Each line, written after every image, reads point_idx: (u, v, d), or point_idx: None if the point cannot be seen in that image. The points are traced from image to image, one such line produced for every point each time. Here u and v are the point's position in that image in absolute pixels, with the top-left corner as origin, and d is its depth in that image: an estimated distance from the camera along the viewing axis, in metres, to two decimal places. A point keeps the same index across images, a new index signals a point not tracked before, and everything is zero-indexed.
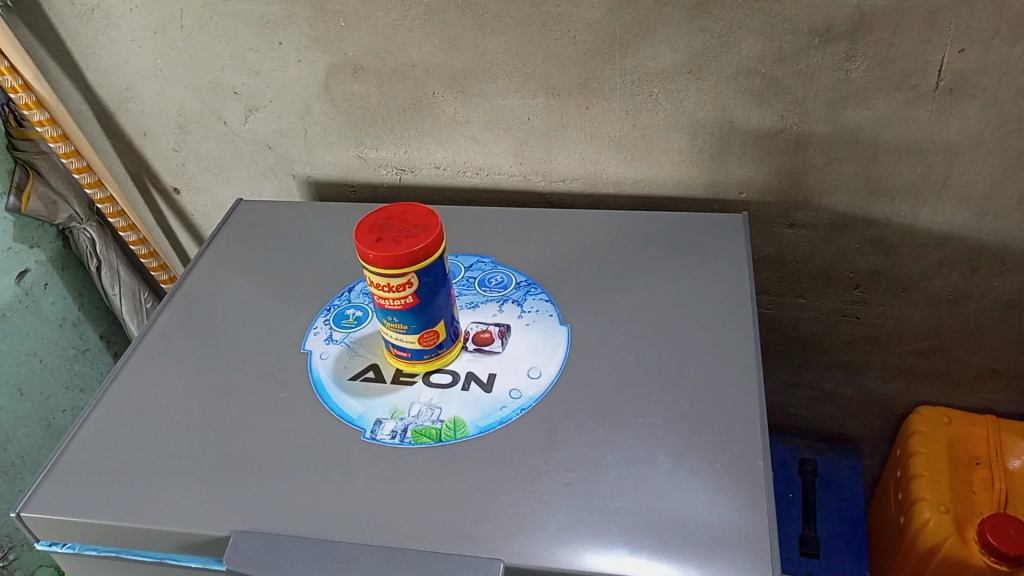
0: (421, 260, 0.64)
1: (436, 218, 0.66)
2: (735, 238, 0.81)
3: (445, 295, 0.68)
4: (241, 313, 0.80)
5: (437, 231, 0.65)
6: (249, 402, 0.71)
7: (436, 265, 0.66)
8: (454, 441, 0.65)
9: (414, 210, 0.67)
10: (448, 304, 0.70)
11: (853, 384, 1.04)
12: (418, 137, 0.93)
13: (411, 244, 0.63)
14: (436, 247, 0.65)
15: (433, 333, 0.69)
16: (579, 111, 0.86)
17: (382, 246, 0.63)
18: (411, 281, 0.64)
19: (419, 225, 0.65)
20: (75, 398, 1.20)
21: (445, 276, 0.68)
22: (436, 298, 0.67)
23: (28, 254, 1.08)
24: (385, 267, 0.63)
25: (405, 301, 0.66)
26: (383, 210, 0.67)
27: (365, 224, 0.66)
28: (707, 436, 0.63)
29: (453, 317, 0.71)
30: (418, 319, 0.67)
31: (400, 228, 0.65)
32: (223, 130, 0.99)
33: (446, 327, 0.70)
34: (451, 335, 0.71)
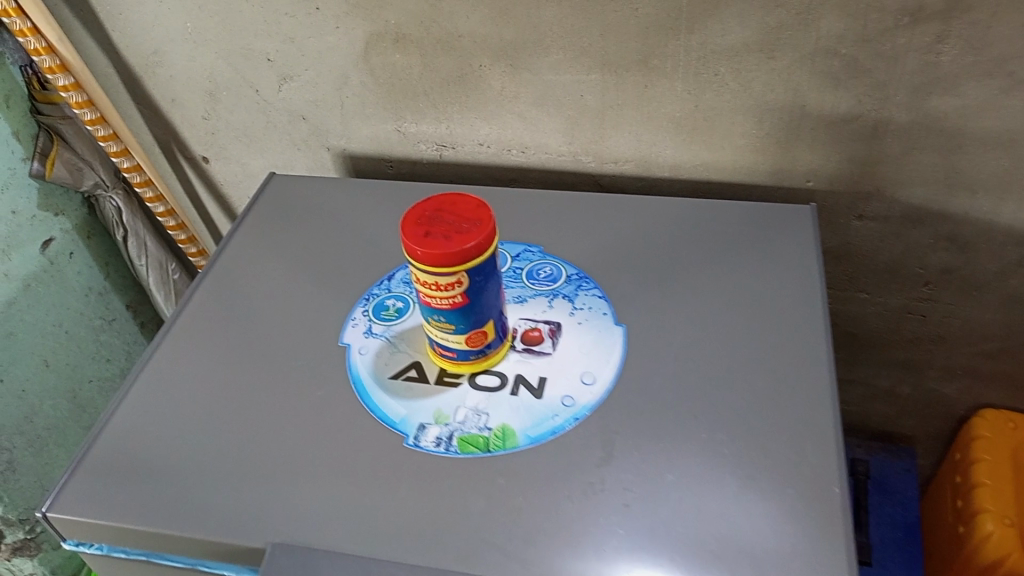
0: (472, 258, 0.59)
1: (489, 211, 0.61)
2: (804, 232, 0.75)
3: (496, 292, 0.64)
4: (275, 300, 0.76)
5: (490, 227, 0.60)
6: (285, 399, 0.67)
7: (488, 263, 0.61)
8: (503, 452, 0.61)
9: (464, 201, 0.62)
10: (499, 302, 0.65)
11: (911, 383, 0.99)
12: (461, 112, 0.88)
13: (462, 240, 0.58)
14: (489, 244, 0.60)
15: (482, 334, 0.65)
16: (637, 89, 0.80)
17: (430, 241, 0.58)
18: (461, 281, 0.60)
19: (469, 218, 0.60)
20: (101, 369, 1.17)
21: (496, 272, 0.63)
22: (486, 297, 0.63)
23: (52, 222, 1.05)
24: (433, 265, 0.58)
25: (454, 301, 0.61)
26: (431, 201, 0.62)
27: (412, 216, 0.61)
28: (776, 456, 0.59)
29: (503, 315, 0.66)
30: (466, 319, 0.63)
31: (449, 221, 0.60)
32: (254, 98, 0.93)
33: (496, 326, 0.65)
34: (500, 334, 0.67)
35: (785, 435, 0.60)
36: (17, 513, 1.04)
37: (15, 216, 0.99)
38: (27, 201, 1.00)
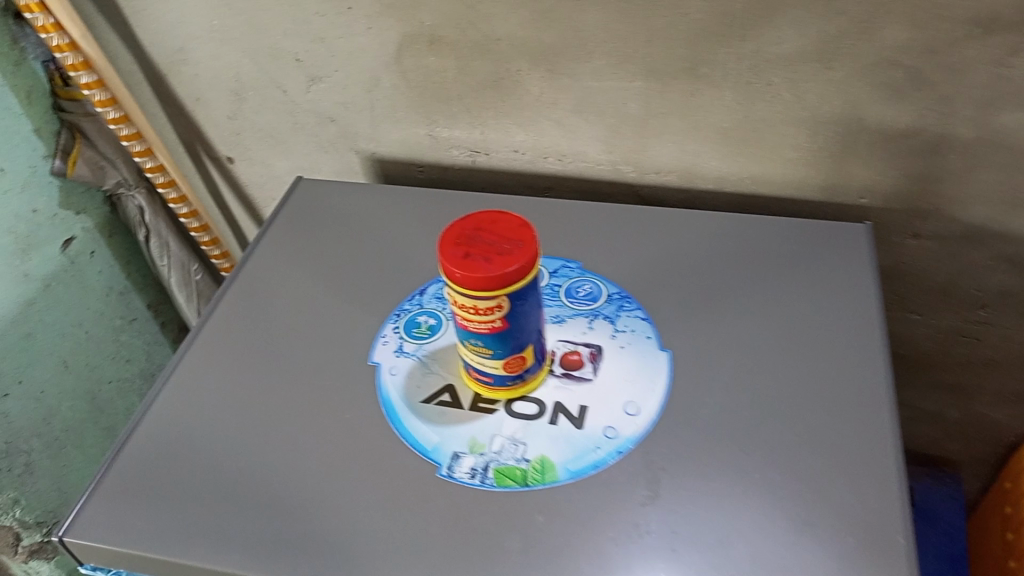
0: (514, 282, 0.55)
1: (532, 231, 0.57)
2: (860, 254, 0.71)
3: (536, 315, 0.60)
4: (302, 315, 0.73)
5: (533, 248, 0.56)
6: (313, 421, 0.64)
7: (529, 286, 0.57)
8: (542, 487, 0.58)
9: (505, 218, 0.58)
10: (539, 325, 0.61)
11: (959, 407, 0.95)
12: (497, 117, 0.84)
13: (503, 264, 0.55)
14: (532, 267, 0.56)
15: (520, 359, 0.61)
16: (683, 98, 0.76)
17: (469, 263, 0.55)
18: (501, 305, 0.56)
19: (511, 238, 0.57)
20: (121, 370, 1.15)
21: (537, 295, 0.59)
22: (526, 322, 0.59)
23: (74, 221, 1.02)
24: (472, 289, 0.55)
25: (493, 325, 0.58)
26: (471, 218, 0.59)
27: (450, 234, 0.57)
28: (835, 501, 0.55)
29: (542, 338, 0.63)
30: (505, 344, 0.60)
31: (489, 242, 0.57)
32: (282, 99, 0.90)
33: (535, 351, 0.62)
34: (539, 358, 0.63)
35: (844, 476, 0.56)
36: (35, 515, 1.02)
37: (35, 215, 0.96)
38: (48, 200, 0.97)
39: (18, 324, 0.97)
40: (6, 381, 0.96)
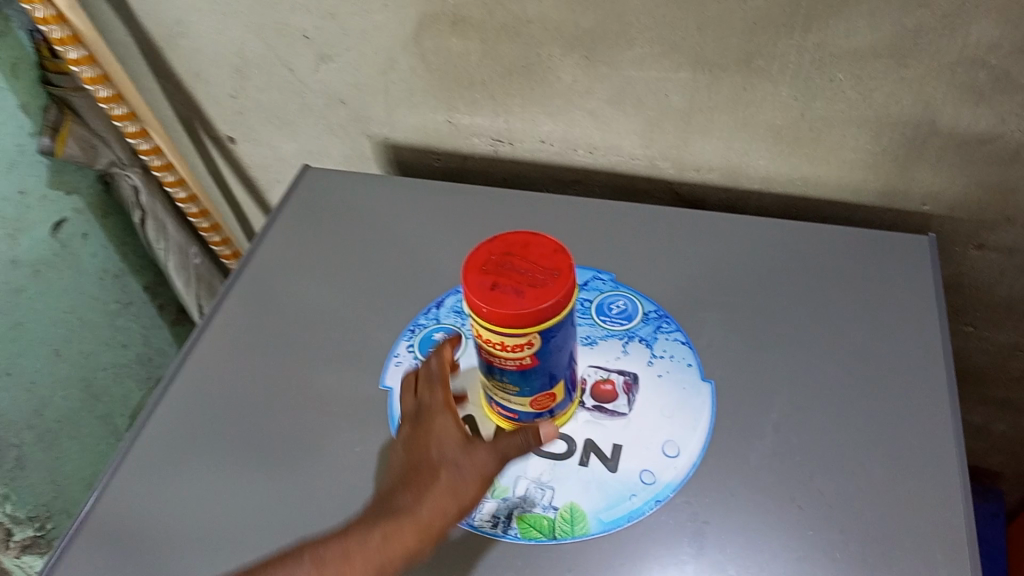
0: (548, 317, 0.49)
1: (568, 258, 0.50)
2: (922, 276, 0.65)
3: (568, 351, 0.54)
4: (308, 330, 0.68)
5: (570, 279, 0.49)
6: (325, 457, 0.59)
7: (562, 323, 0.51)
8: (572, 540, 0.53)
9: (538, 242, 0.51)
10: (570, 361, 0.55)
11: (1008, 422, 0.89)
12: (523, 105, 0.76)
13: (537, 298, 0.48)
14: (567, 300, 0.49)
15: (549, 396, 0.56)
16: (734, 92, 0.68)
17: (498, 296, 0.48)
18: (532, 341, 0.50)
19: (546, 267, 0.50)
20: (118, 355, 1.09)
21: (571, 330, 0.53)
22: (556, 359, 0.53)
23: (65, 201, 0.95)
24: (500, 326, 0.48)
25: (522, 361, 0.52)
26: (500, 240, 0.52)
27: (475, 260, 0.50)
28: (899, 567, 0.50)
29: (574, 373, 0.57)
30: (531, 382, 0.54)
31: (520, 270, 0.50)
32: (288, 78, 0.83)
33: (564, 388, 0.56)
34: (569, 395, 0.58)
35: (910, 541, 0.51)
36: (27, 510, 0.97)
37: (23, 197, 0.89)
38: (36, 180, 0.91)
39: (6, 313, 0.90)
40: None
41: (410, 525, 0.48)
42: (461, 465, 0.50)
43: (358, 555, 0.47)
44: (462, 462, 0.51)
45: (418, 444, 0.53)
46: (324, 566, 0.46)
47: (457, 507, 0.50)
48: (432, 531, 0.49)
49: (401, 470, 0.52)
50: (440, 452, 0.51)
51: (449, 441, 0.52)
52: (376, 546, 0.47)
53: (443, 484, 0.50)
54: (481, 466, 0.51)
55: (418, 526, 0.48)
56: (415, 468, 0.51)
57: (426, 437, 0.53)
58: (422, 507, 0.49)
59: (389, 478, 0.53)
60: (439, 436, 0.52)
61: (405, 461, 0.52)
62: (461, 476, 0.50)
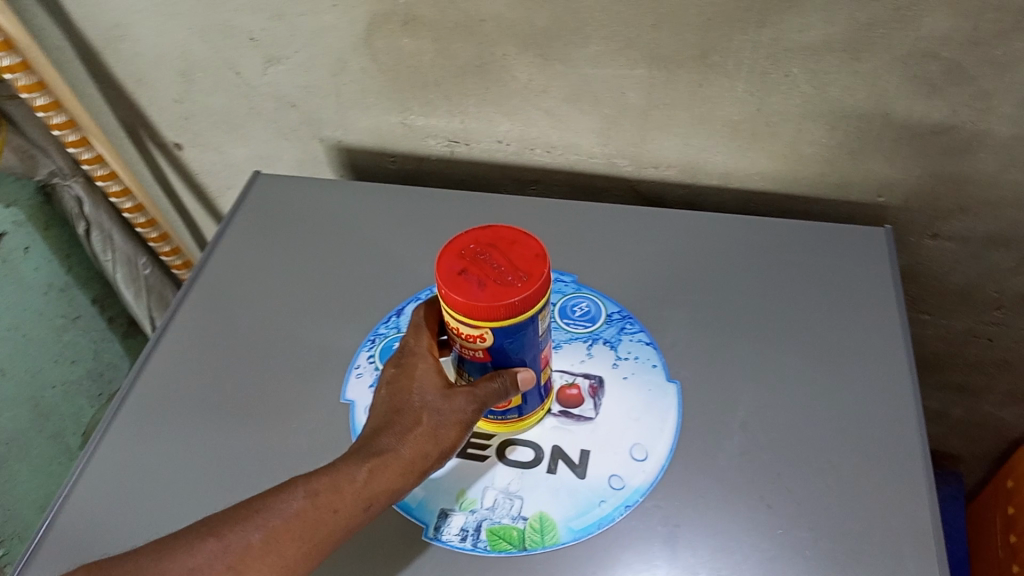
0: (501, 318, 0.47)
1: (545, 264, 0.48)
2: (880, 268, 0.65)
3: (532, 356, 0.53)
4: (264, 343, 0.66)
5: (536, 287, 0.47)
6: (286, 475, 0.57)
7: (524, 325, 0.49)
8: (543, 550, 0.52)
9: (524, 242, 0.50)
10: (536, 367, 0.54)
11: (965, 406, 0.90)
12: (478, 105, 0.75)
13: (495, 296, 0.47)
14: (529, 306, 0.47)
15: (504, 403, 0.54)
16: (691, 88, 0.68)
17: (460, 283, 0.47)
18: (484, 336, 0.49)
19: (518, 269, 0.48)
20: (66, 371, 1.06)
21: (537, 335, 0.51)
22: (516, 361, 0.52)
23: (4, 214, 0.91)
24: (455, 311, 0.47)
25: (476, 353, 0.51)
26: (489, 230, 0.50)
27: (457, 243, 0.50)
28: (870, 563, 0.50)
29: (541, 380, 0.56)
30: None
31: (493, 265, 0.48)
32: (235, 82, 0.80)
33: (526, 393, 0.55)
34: (533, 400, 0.56)
35: (879, 535, 0.51)
36: None
37: None
38: None
39: None
40: None
41: (396, 463, 0.47)
42: (445, 410, 0.49)
43: (345, 487, 0.45)
44: (448, 403, 0.49)
45: (399, 382, 0.51)
46: (316, 497, 0.44)
47: (441, 447, 0.49)
48: (417, 470, 0.48)
49: (380, 407, 0.50)
50: (423, 394, 0.50)
51: (433, 382, 0.50)
52: (363, 482, 0.46)
53: (428, 424, 0.49)
54: (467, 407, 0.50)
55: (405, 464, 0.47)
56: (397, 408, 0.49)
57: (407, 380, 0.50)
58: (404, 449, 0.47)
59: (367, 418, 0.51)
60: (422, 377, 0.50)
61: (384, 403, 0.50)
62: (446, 416, 0.49)
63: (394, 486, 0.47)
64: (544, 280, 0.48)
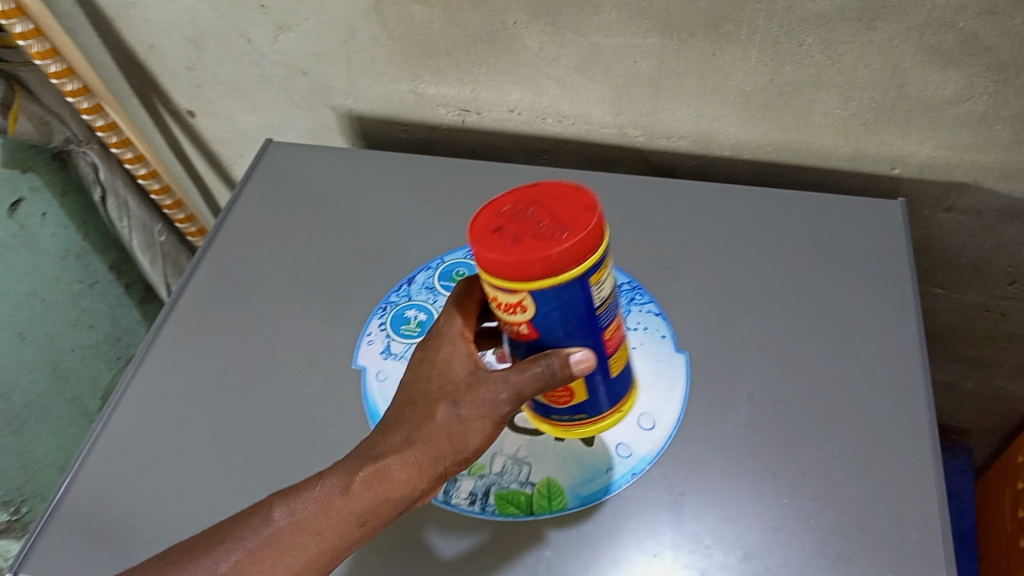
0: (537, 278, 0.39)
1: (595, 216, 0.40)
2: (893, 240, 0.65)
3: (587, 335, 0.45)
4: (276, 311, 0.67)
5: (582, 240, 0.39)
6: (298, 440, 0.58)
7: (567, 291, 0.41)
8: (549, 515, 0.53)
9: (573, 193, 0.42)
10: (594, 347, 0.46)
11: (976, 380, 0.90)
12: (489, 74, 0.75)
13: (526, 251, 0.39)
14: (570, 262, 0.39)
15: (566, 394, 0.49)
16: (702, 58, 0.67)
17: (489, 238, 0.40)
18: (523, 302, 0.41)
19: (562, 222, 0.40)
20: (84, 336, 1.07)
21: (590, 310, 0.44)
22: (563, 335, 0.44)
23: (20, 180, 0.92)
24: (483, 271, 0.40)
25: (519, 325, 0.44)
26: (538, 184, 0.43)
27: (500, 198, 0.43)
28: (873, 532, 0.50)
29: (607, 367, 0.49)
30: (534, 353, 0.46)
31: (533, 217, 0.41)
32: (247, 49, 0.80)
33: (589, 389, 0.49)
34: (600, 401, 0.51)
35: (884, 505, 0.51)
36: None
37: None
38: None
39: None
40: None
41: (399, 469, 0.46)
42: (461, 405, 0.46)
43: (336, 503, 0.45)
44: (461, 403, 0.46)
45: (424, 374, 0.49)
46: (299, 520, 0.45)
47: (457, 447, 0.47)
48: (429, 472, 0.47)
49: (402, 400, 0.49)
50: (443, 387, 0.47)
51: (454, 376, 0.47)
52: (366, 488, 0.46)
53: (438, 426, 0.47)
54: (489, 406, 0.46)
55: (409, 470, 0.46)
56: (413, 402, 0.48)
57: (433, 364, 0.49)
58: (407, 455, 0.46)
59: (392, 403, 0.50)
60: (444, 370, 0.48)
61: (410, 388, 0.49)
62: (461, 417, 0.46)
63: (400, 491, 0.46)
64: (592, 232, 0.40)
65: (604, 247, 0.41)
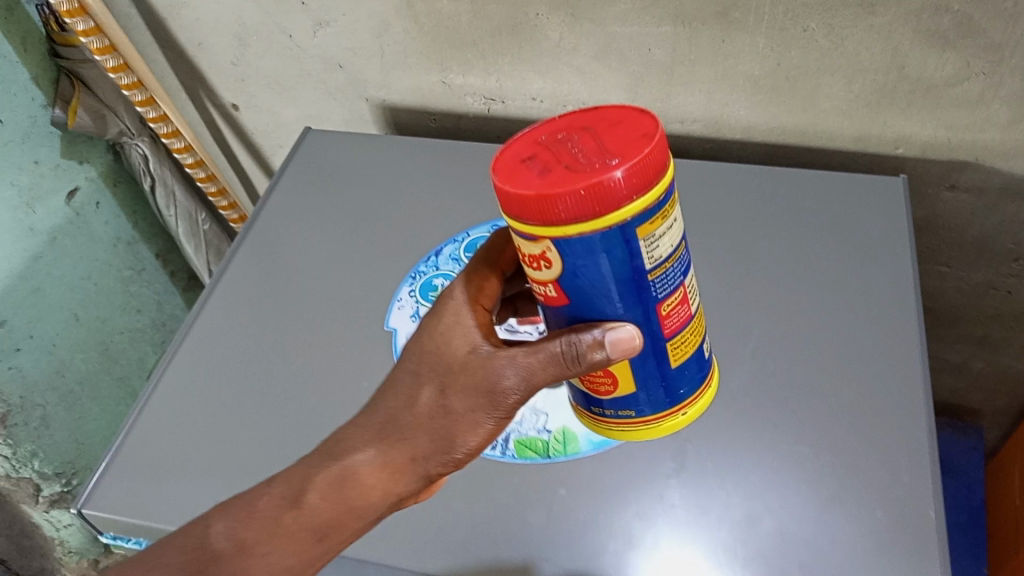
0: (565, 217, 0.36)
1: (649, 145, 0.36)
2: (895, 210, 0.68)
3: (631, 308, 0.39)
4: (313, 279, 0.73)
5: (621, 175, 0.35)
6: (334, 393, 0.64)
7: (609, 241, 0.36)
8: (564, 458, 0.58)
9: (632, 125, 0.38)
10: (644, 325, 0.40)
11: (986, 359, 0.92)
12: (513, 64, 0.80)
13: (554, 184, 0.35)
14: (613, 196, 0.35)
15: (607, 380, 0.44)
16: (713, 44, 0.71)
17: (520, 172, 0.37)
18: (550, 251, 0.38)
19: (604, 158, 0.36)
20: (132, 320, 1.14)
21: (637, 276, 0.38)
22: (606, 300, 0.39)
23: (77, 170, 0.99)
24: (509, 210, 0.37)
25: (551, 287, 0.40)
26: (599, 121, 0.40)
27: (555, 135, 0.40)
28: (867, 475, 0.54)
29: (664, 355, 0.42)
30: (571, 325, 0.42)
31: (580, 152, 0.38)
32: (287, 44, 0.86)
33: (638, 381, 0.43)
34: (652, 398, 0.44)
35: (877, 450, 0.55)
36: (53, 466, 1.04)
37: (36, 167, 0.94)
38: (50, 150, 0.95)
39: (25, 278, 0.95)
40: (16, 336, 0.95)
41: (372, 473, 0.46)
42: (455, 397, 0.45)
43: (288, 519, 0.46)
44: (450, 398, 0.45)
45: (421, 352, 0.47)
46: (241, 544, 0.46)
47: (445, 446, 0.46)
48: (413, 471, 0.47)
49: (391, 384, 0.48)
50: (442, 366, 0.46)
51: (450, 363, 0.46)
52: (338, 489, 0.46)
53: (423, 419, 0.46)
54: (485, 395, 0.45)
55: (386, 472, 0.46)
56: (401, 389, 0.47)
57: (436, 339, 0.47)
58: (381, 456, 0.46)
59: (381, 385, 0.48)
60: (441, 356, 0.46)
61: (409, 364, 0.47)
62: (449, 413, 0.45)
63: (373, 491, 0.47)
64: (641, 163, 0.35)
65: (658, 193, 0.36)
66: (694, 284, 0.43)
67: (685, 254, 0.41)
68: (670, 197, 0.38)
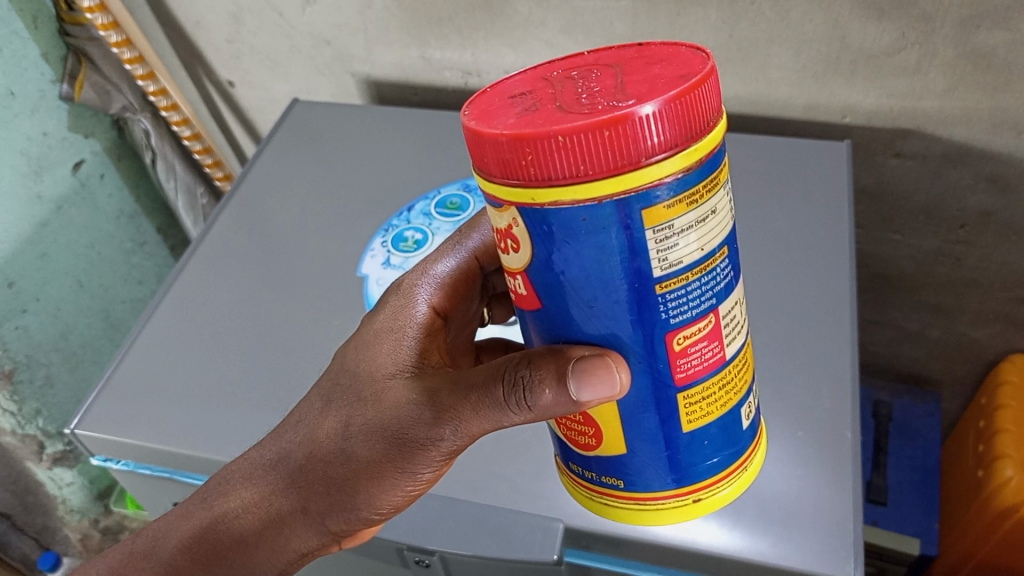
0: (540, 175, 0.32)
1: (676, 89, 0.32)
2: (835, 168, 0.73)
3: (636, 315, 0.36)
4: (295, 232, 0.78)
5: (613, 127, 0.31)
6: (307, 330, 0.69)
7: (602, 221, 0.33)
8: None
9: (670, 66, 0.35)
10: (646, 357, 0.38)
11: (942, 327, 0.96)
12: (486, 38, 0.85)
13: (532, 130, 0.32)
14: (612, 147, 0.31)
15: (595, 436, 0.42)
16: (669, 17, 0.77)
17: (498, 114, 0.34)
18: (511, 227, 0.35)
19: (607, 104, 0.32)
20: (134, 290, 1.20)
21: (642, 282, 0.35)
22: (601, 300, 0.36)
23: (83, 144, 1.05)
24: (480, 166, 0.34)
25: (514, 272, 0.38)
26: (631, 63, 0.36)
27: (572, 72, 0.37)
28: (792, 401, 0.58)
29: (671, 407, 0.40)
30: (555, 340, 0.39)
31: (591, 94, 0.34)
32: (279, 22, 0.92)
33: (630, 439, 0.41)
34: (641, 469, 0.42)
35: (803, 378, 0.59)
36: (55, 425, 1.12)
37: (46, 138, 1.00)
38: (57, 123, 1.01)
39: (33, 242, 1.01)
40: (23, 298, 1.02)
41: (252, 514, 0.54)
42: (350, 438, 0.50)
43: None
44: (349, 438, 0.50)
45: (344, 372, 0.54)
46: None
47: (349, 489, 0.51)
48: (321, 506, 0.52)
49: (299, 415, 0.54)
50: (350, 404, 0.51)
51: (361, 393, 0.51)
52: (240, 516, 0.54)
53: (323, 458, 0.51)
54: (380, 441, 0.49)
55: (268, 513, 0.54)
56: (306, 423, 0.53)
57: (362, 364, 0.53)
58: (266, 500, 0.54)
59: (292, 415, 0.55)
60: (357, 384, 0.52)
61: (325, 388, 0.54)
62: (349, 452, 0.50)
63: (257, 528, 0.54)
64: (664, 109, 0.31)
65: (675, 163, 0.32)
66: (736, 324, 0.40)
67: (722, 270, 0.37)
68: (706, 176, 0.34)
